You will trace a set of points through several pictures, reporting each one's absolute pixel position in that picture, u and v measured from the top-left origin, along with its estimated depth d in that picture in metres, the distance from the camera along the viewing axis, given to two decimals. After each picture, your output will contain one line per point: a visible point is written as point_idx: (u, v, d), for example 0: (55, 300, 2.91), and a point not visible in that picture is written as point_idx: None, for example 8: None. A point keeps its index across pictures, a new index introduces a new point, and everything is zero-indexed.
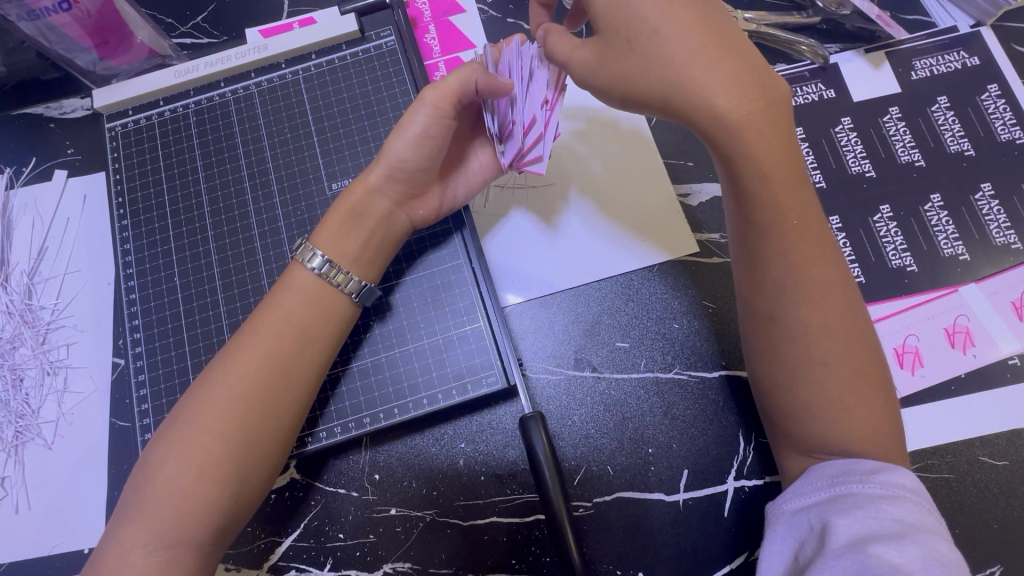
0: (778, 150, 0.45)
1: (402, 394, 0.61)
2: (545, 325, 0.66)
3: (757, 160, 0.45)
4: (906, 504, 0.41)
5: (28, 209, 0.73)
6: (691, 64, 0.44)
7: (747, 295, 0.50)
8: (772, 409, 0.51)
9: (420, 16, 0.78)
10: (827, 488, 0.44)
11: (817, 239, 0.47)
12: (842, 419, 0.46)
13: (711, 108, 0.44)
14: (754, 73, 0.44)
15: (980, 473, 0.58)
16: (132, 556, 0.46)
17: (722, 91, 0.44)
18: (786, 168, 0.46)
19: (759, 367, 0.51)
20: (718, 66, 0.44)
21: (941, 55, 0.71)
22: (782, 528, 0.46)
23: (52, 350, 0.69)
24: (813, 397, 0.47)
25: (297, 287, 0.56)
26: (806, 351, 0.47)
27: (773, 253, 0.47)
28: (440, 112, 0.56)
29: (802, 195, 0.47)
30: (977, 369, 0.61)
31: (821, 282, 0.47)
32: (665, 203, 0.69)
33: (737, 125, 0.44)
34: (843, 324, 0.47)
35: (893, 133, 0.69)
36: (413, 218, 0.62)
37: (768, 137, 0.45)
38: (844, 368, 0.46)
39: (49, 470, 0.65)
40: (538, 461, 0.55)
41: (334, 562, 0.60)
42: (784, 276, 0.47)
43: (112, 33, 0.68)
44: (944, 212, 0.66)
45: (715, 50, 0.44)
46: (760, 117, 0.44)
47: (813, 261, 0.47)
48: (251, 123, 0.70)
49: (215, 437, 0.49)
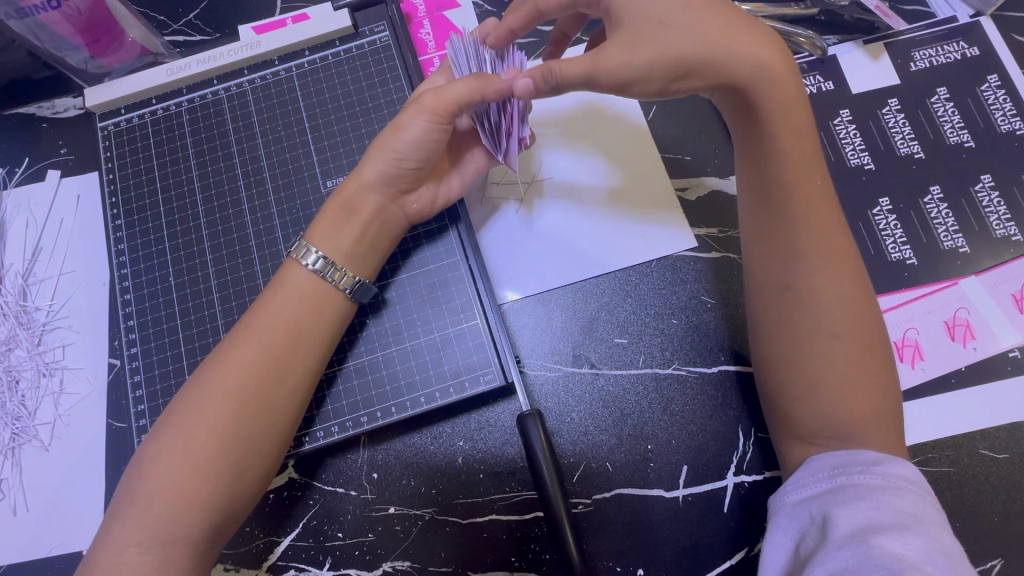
0: (799, 113, 0.48)
1: (399, 393, 0.60)
2: (543, 321, 0.66)
3: (783, 120, 0.48)
4: (907, 495, 0.40)
5: (22, 209, 0.73)
6: (727, 29, 0.47)
7: (761, 266, 0.52)
8: (776, 397, 0.51)
9: (414, 11, 0.77)
10: (829, 479, 0.44)
11: (831, 209, 0.50)
12: (843, 402, 0.46)
13: (743, 66, 0.47)
14: (778, 43, 0.48)
15: (981, 466, 0.58)
16: (127, 555, 0.46)
17: (754, 52, 0.47)
18: (804, 133, 0.49)
19: (769, 350, 0.51)
20: (752, 34, 0.47)
21: (941, 46, 0.71)
22: (782, 520, 0.46)
23: (48, 352, 0.68)
24: (821, 373, 0.47)
25: (293, 284, 0.55)
26: (814, 325, 0.48)
27: (788, 217, 0.50)
28: (440, 119, 0.55)
29: (818, 165, 0.50)
30: (977, 362, 0.61)
31: (833, 250, 0.49)
32: (665, 192, 0.69)
33: (771, 84, 0.47)
34: (853, 298, 0.48)
35: (892, 124, 0.69)
36: (408, 212, 0.61)
37: (792, 101, 0.48)
38: (853, 342, 0.47)
39: (46, 472, 0.65)
40: (536, 457, 0.55)
41: (333, 561, 0.60)
42: (800, 242, 0.49)
43: (103, 31, 0.68)
44: (944, 204, 0.66)
45: (744, 24, 0.48)
46: (787, 79, 0.48)
47: (826, 230, 0.49)
48: (244, 121, 0.69)
49: (210, 433, 0.49)
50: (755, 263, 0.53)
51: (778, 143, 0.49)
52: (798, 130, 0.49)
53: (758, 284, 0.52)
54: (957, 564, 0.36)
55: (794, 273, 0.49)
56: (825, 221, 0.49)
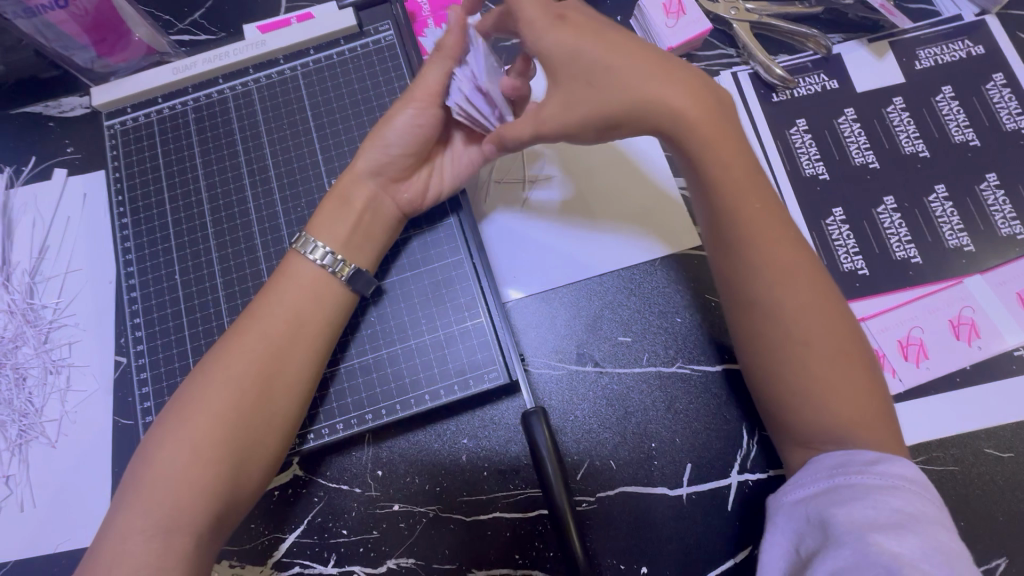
0: (726, 142, 0.49)
1: (404, 390, 0.60)
2: (547, 319, 0.66)
3: (711, 149, 0.49)
4: (906, 494, 0.40)
5: (29, 207, 0.73)
6: (646, 79, 0.49)
7: (724, 282, 0.52)
8: (771, 405, 0.50)
9: (419, 10, 0.77)
10: (826, 478, 0.44)
11: (783, 223, 0.49)
12: (830, 403, 0.46)
13: (665, 115, 0.49)
14: (700, 85, 0.50)
15: (985, 465, 0.58)
16: (131, 544, 0.46)
17: (675, 94, 0.49)
18: (734, 154, 0.49)
19: (749, 359, 0.51)
20: (668, 80, 0.49)
21: (946, 45, 0.70)
22: (783, 522, 0.46)
23: (54, 349, 0.69)
24: (802, 381, 0.47)
25: (295, 274, 0.56)
26: (786, 339, 0.48)
27: (742, 240, 0.49)
28: (422, 104, 0.58)
29: (758, 187, 0.50)
30: (982, 362, 0.61)
31: (791, 263, 0.48)
32: (662, 193, 0.69)
33: (692, 127, 0.49)
34: (820, 307, 0.48)
35: (896, 123, 0.68)
36: (400, 202, 0.61)
37: (719, 126, 0.49)
38: (827, 353, 0.47)
39: (53, 468, 0.65)
40: (540, 454, 0.54)
41: (337, 558, 0.60)
42: (757, 264, 0.49)
43: (110, 30, 0.68)
44: (949, 203, 0.65)
45: (659, 66, 0.50)
46: (708, 114, 0.49)
47: (782, 246, 0.49)
48: (250, 120, 0.69)
49: (212, 419, 0.49)
50: (721, 283, 0.52)
51: (714, 177, 0.49)
52: (731, 151, 0.49)
53: (729, 300, 0.52)
54: (955, 563, 0.36)
55: (756, 293, 0.49)
56: (779, 239, 0.49)
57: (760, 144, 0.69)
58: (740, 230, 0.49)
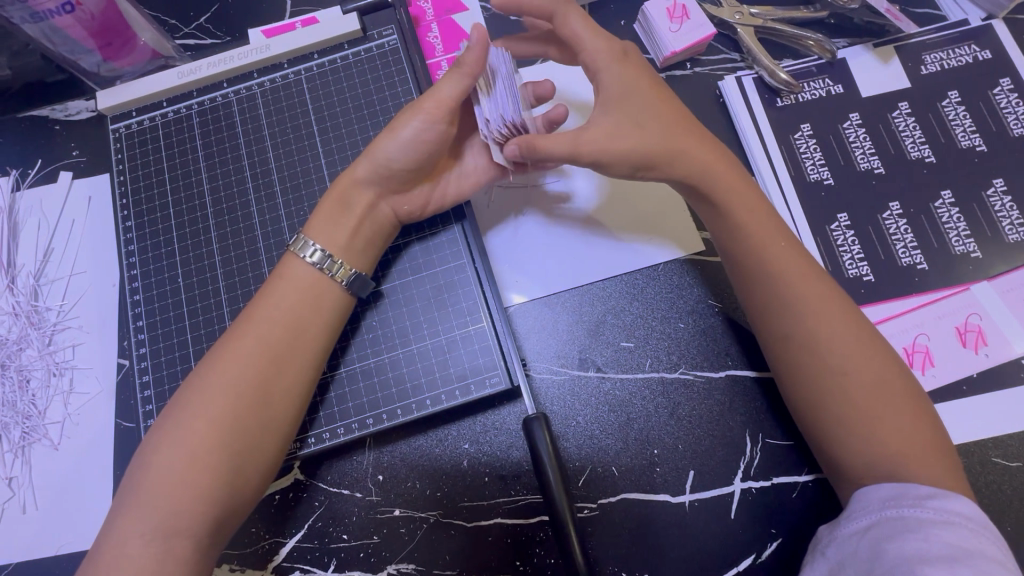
0: (743, 193, 0.56)
1: (405, 394, 0.60)
2: (550, 324, 0.66)
3: (730, 197, 0.55)
4: (961, 530, 0.41)
5: (34, 210, 0.74)
6: (675, 134, 0.55)
7: (758, 320, 0.54)
8: (814, 436, 0.51)
9: (422, 15, 0.77)
10: (877, 511, 0.45)
11: (804, 260, 0.54)
12: (875, 431, 0.47)
13: (694, 167, 0.55)
14: (713, 144, 0.57)
15: (993, 475, 0.57)
16: (129, 549, 0.46)
17: (698, 149, 0.55)
18: (753, 202, 0.56)
19: (789, 390, 0.52)
20: (691, 135, 0.56)
21: (952, 49, 0.70)
22: (830, 551, 0.46)
23: (58, 352, 0.69)
24: (843, 413, 0.49)
25: (293, 277, 0.56)
26: (822, 369, 0.49)
27: (768, 277, 0.53)
28: (434, 118, 0.56)
29: (776, 229, 0.55)
30: (989, 369, 0.60)
31: (818, 295, 0.51)
32: (669, 208, 0.68)
33: (715, 178, 0.55)
34: (850, 335, 0.50)
35: (902, 128, 0.68)
36: (398, 210, 0.61)
37: (734, 179, 0.56)
38: (865, 380, 0.48)
39: (56, 470, 0.65)
40: (541, 460, 0.54)
41: (337, 563, 0.60)
42: (788, 299, 0.52)
43: (116, 34, 0.68)
44: (955, 209, 0.65)
45: (681, 124, 0.56)
46: (725, 168, 0.56)
47: (808, 280, 0.52)
48: (254, 124, 0.70)
49: (209, 424, 0.49)
50: (753, 322, 0.55)
51: (741, 223, 0.55)
52: (746, 200, 0.56)
53: (764, 336, 0.54)
54: None
55: (790, 326, 0.51)
56: (804, 274, 0.52)
57: (764, 149, 0.69)
58: (768, 267, 0.53)
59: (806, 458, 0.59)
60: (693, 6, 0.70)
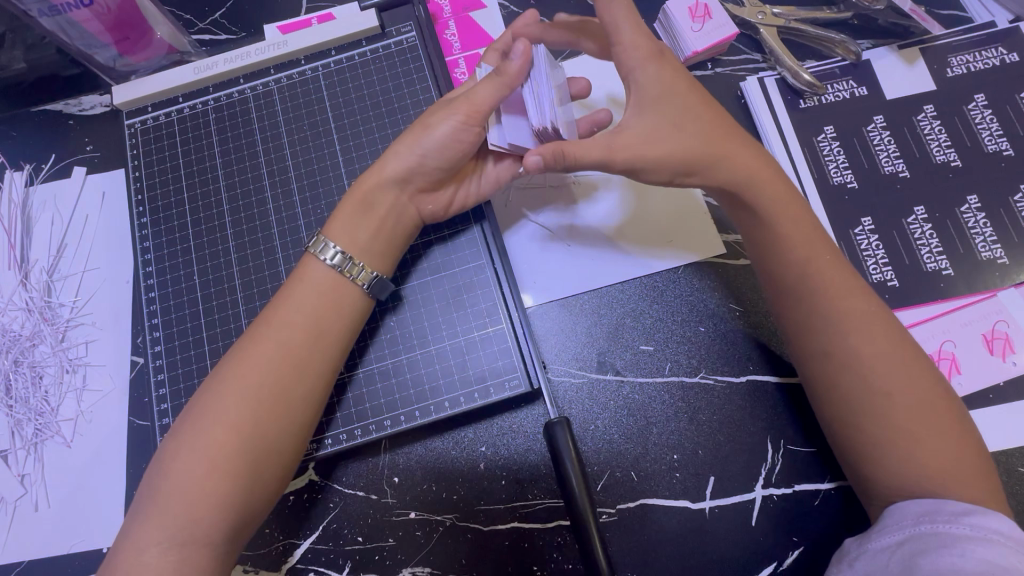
0: (788, 210, 0.54)
1: (423, 396, 0.60)
2: (568, 326, 0.65)
3: (774, 209, 0.54)
4: (999, 548, 0.40)
5: (48, 206, 0.73)
6: (715, 141, 0.54)
7: (795, 335, 0.53)
8: (848, 450, 0.51)
9: (440, 12, 0.76)
10: (912, 526, 0.44)
11: (846, 275, 0.52)
12: (916, 451, 0.46)
13: (724, 178, 0.54)
14: (762, 157, 0.56)
15: (1019, 484, 0.57)
16: (148, 555, 0.46)
17: (744, 160, 0.54)
18: (797, 216, 0.54)
19: (824, 405, 0.52)
20: (736, 147, 0.54)
21: (978, 52, 0.69)
22: (858, 564, 0.46)
23: (71, 348, 0.69)
24: (881, 430, 0.48)
25: (311, 279, 0.55)
26: (864, 386, 0.48)
27: (810, 291, 0.52)
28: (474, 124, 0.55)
29: (819, 243, 0.54)
30: (1016, 378, 0.59)
31: (860, 311, 0.50)
32: (688, 216, 0.67)
33: (756, 191, 0.54)
34: (893, 353, 0.49)
35: (927, 131, 0.67)
36: (422, 213, 0.61)
37: (778, 191, 0.55)
38: (907, 401, 0.48)
39: (69, 468, 0.65)
40: (564, 464, 0.53)
41: (352, 565, 0.59)
42: (829, 315, 0.51)
43: (132, 28, 0.67)
44: (981, 214, 0.64)
45: (727, 135, 0.55)
46: (768, 180, 0.55)
47: (849, 295, 0.51)
48: (271, 121, 0.69)
49: (229, 430, 0.49)
50: (791, 335, 0.54)
51: (772, 236, 0.54)
52: (788, 212, 0.54)
53: (799, 350, 0.53)
54: None
55: (829, 342, 0.50)
56: (843, 288, 0.51)
57: (786, 151, 0.68)
58: (809, 280, 0.52)
59: (828, 466, 0.58)
60: (716, 5, 0.69)
